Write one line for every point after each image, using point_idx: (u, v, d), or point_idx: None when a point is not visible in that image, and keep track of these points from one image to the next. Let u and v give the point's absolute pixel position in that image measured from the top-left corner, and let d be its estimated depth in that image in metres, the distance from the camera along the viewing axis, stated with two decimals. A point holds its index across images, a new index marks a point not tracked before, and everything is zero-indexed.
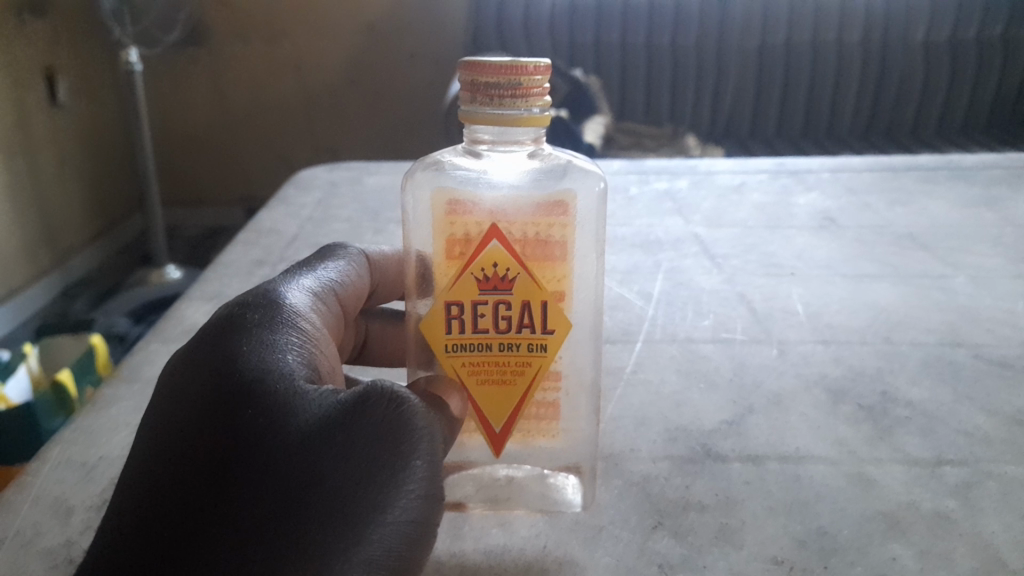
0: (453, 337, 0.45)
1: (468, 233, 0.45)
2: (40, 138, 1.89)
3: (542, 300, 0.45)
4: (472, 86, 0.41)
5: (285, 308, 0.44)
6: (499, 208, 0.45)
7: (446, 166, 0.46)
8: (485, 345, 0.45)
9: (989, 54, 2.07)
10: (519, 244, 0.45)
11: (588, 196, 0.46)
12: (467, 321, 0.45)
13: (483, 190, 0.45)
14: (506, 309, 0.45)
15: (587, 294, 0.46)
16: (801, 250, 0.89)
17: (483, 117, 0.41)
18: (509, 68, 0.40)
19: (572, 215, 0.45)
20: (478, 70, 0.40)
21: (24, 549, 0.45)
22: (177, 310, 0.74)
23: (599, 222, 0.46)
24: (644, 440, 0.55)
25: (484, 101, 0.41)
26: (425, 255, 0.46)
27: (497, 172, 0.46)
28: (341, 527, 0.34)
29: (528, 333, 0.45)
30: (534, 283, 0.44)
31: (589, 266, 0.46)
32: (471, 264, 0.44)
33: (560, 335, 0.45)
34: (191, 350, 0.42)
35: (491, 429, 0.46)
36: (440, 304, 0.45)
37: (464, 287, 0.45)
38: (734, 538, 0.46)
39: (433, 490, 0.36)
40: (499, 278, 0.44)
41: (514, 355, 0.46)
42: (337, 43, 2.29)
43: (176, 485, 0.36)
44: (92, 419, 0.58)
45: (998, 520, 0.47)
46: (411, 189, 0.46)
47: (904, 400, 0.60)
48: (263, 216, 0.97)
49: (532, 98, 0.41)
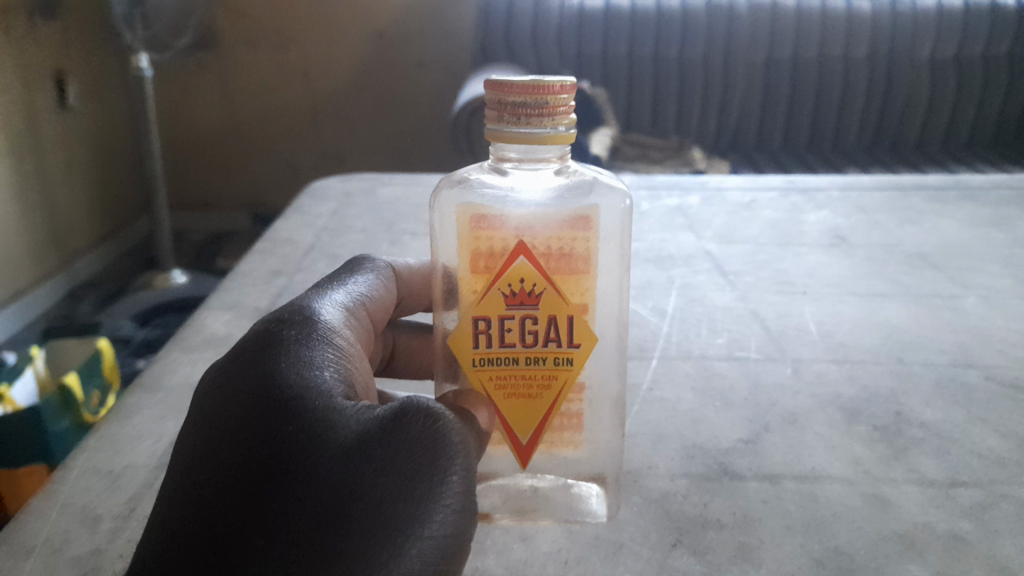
0: (480, 351, 0.46)
1: (493, 248, 0.46)
2: (49, 141, 1.90)
3: (567, 315, 0.45)
4: (498, 106, 0.41)
5: (320, 323, 0.45)
6: (525, 224, 0.45)
7: (473, 183, 0.47)
8: (513, 359, 0.46)
9: (994, 73, 2.09)
10: (544, 258, 0.45)
11: (613, 211, 0.46)
12: (494, 336, 0.46)
13: (510, 206, 0.46)
14: (532, 324, 0.45)
15: (610, 307, 0.47)
16: (813, 268, 0.90)
17: (509, 135, 0.41)
18: (536, 88, 0.41)
19: (596, 229, 0.46)
20: (505, 90, 0.41)
21: (54, 557, 0.46)
22: (197, 319, 0.75)
23: (623, 236, 0.47)
24: (663, 457, 0.56)
25: (511, 120, 0.41)
26: (452, 269, 0.47)
27: (523, 189, 0.46)
28: (378, 540, 0.35)
29: (555, 347, 0.46)
30: (561, 298, 0.45)
31: (612, 281, 0.47)
32: (498, 280, 0.45)
33: (585, 349, 0.46)
34: (228, 364, 0.43)
35: (518, 442, 0.47)
36: (468, 319, 0.46)
37: (491, 302, 0.45)
38: (752, 556, 0.46)
39: (467, 505, 0.37)
40: (526, 293, 0.45)
41: (540, 367, 0.46)
42: (346, 52, 2.30)
43: (217, 498, 0.37)
44: (116, 428, 0.58)
45: (1013, 542, 0.48)
46: (438, 206, 0.47)
47: (917, 421, 0.60)
48: (278, 226, 0.98)
49: (558, 116, 0.41)
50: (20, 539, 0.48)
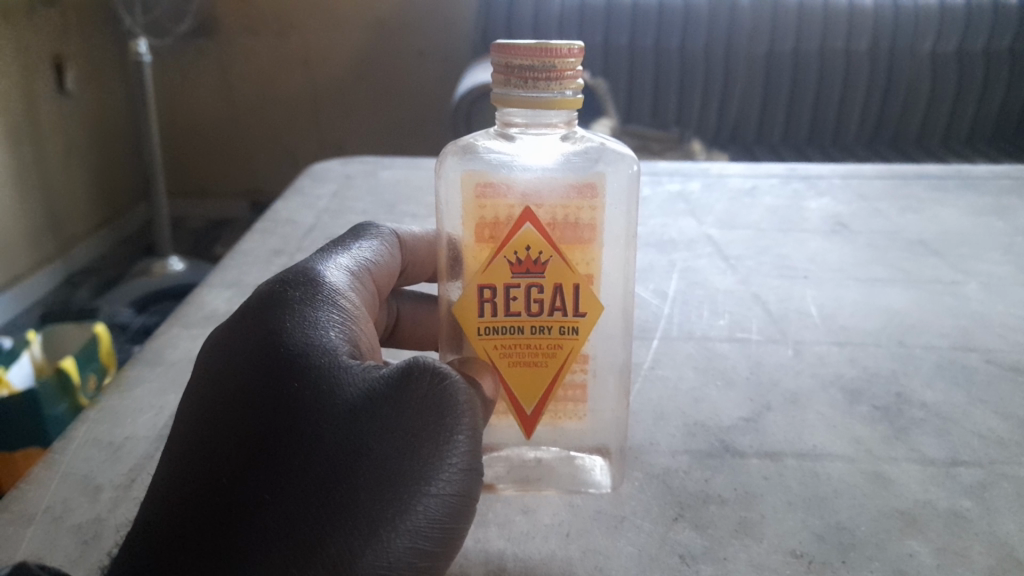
0: (486, 319, 0.46)
1: (499, 217, 0.46)
2: (48, 127, 1.90)
3: (574, 283, 0.45)
4: (505, 69, 0.41)
5: (325, 285, 0.45)
6: (532, 192, 0.46)
7: (478, 150, 0.46)
8: (518, 328, 0.46)
9: (996, 67, 2.09)
10: (550, 227, 0.45)
11: (620, 178, 0.46)
12: (499, 304, 0.46)
13: (517, 174, 0.46)
14: (538, 292, 0.46)
15: (615, 273, 0.47)
16: (814, 254, 0.90)
17: (516, 99, 0.41)
18: (543, 51, 0.40)
19: (602, 197, 0.46)
20: (512, 53, 0.41)
21: (55, 526, 0.46)
22: (197, 296, 0.75)
23: (631, 204, 0.46)
24: (664, 435, 0.56)
25: (517, 83, 0.41)
26: (456, 237, 0.47)
27: (529, 154, 0.46)
28: (385, 496, 0.35)
29: (560, 316, 0.46)
30: (567, 266, 0.45)
31: (618, 251, 0.47)
32: (504, 248, 0.45)
33: (590, 318, 0.46)
34: (231, 325, 0.43)
35: (523, 410, 0.47)
36: (473, 287, 0.46)
37: (497, 270, 0.45)
38: (754, 531, 0.46)
39: (473, 465, 0.37)
40: (532, 261, 0.45)
41: (546, 336, 0.46)
42: (347, 40, 2.29)
43: (223, 454, 0.37)
44: (116, 401, 0.58)
45: (1013, 520, 0.48)
46: (442, 174, 0.46)
47: (919, 402, 0.60)
48: (279, 207, 0.98)
49: (565, 80, 0.41)
50: (20, 508, 0.48)
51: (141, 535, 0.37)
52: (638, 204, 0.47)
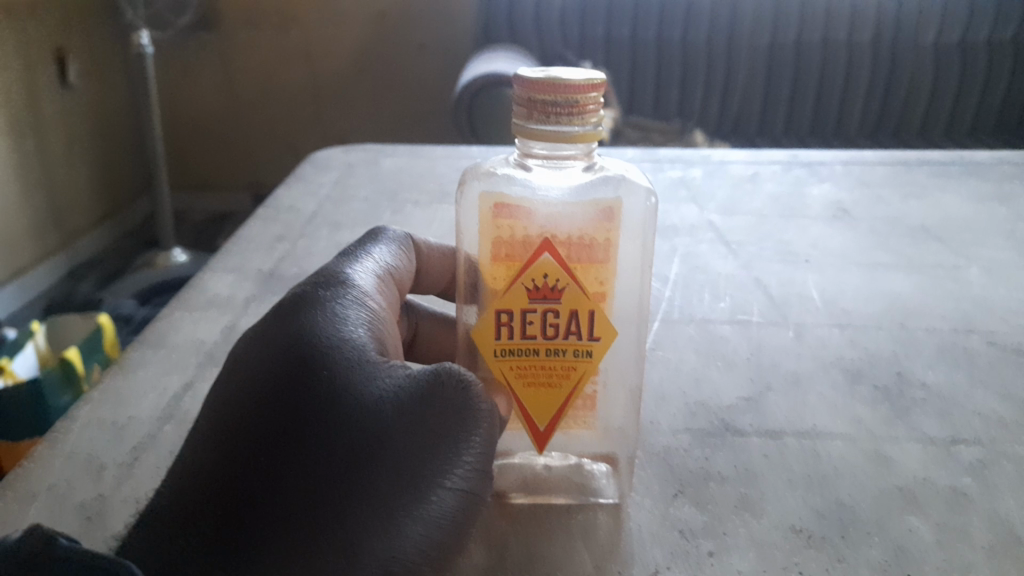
0: (502, 342, 0.45)
1: (518, 240, 0.45)
2: (51, 120, 1.90)
3: (589, 310, 0.44)
4: (528, 104, 0.40)
5: (352, 286, 0.47)
6: (551, 219, 0.45)
7: (499, 175, 0.45)
8: (534, 351, 0.45)
9: (999, 57, 2.08)
10: (567, 253, 0.45)
11: (635, 208, 0.46)
12: (516, 328, 0.45)
13: (538, 199, 0.45)
14: (553, 317, 0.45)
15: (631, 295, 0.46)
16: (815, 239, 0.90)
17: (538, 134, 0.41)
18: (566, 87, 0.40)
19: (618, 224, 0.45)
20: (535, 88, 0.40)
21: (59, 502, 0.46)
22: (199, 281, 0.75)
23: (646, 232, 0.46)
24: (665, 415, 0.56)
25: (540, 118, 0.40)
26: (475, 259, 0.47)
27: (549, 179, 0.45)
28: (401, 488, 0.36)
29: (575, 340, 0.45)
30: (584, 292, 0.44)
31: (633, 276, 0.46)
32: (523, 273, 0.44)
33: (605, 342, 0.45)
34: (266, 320, 0.45)
35: (535, 428, 0.46)
36: (490, 311, 0.45)
37: (514, 295, 0.44)
38: (754, 507, 0.47)
39: (486, 464, 0.38)
40: (549, 287, 0.44)
41: (561, 360, 0.45)
42: (349, 32, 2.29)
43: (249, 439, 0.39)
44: (120, 382, 0.59)
45: (1013, 497, 0.48)
46: (463, 197, 0.46)
47: (919, 382, 0.60)
48: (281, 194, 0.98)
49: (587, 115, 0.40)
50: (24, 485, 0.48)
51: (161, 504, 0.39)
52: (654, 232, 0.47)
